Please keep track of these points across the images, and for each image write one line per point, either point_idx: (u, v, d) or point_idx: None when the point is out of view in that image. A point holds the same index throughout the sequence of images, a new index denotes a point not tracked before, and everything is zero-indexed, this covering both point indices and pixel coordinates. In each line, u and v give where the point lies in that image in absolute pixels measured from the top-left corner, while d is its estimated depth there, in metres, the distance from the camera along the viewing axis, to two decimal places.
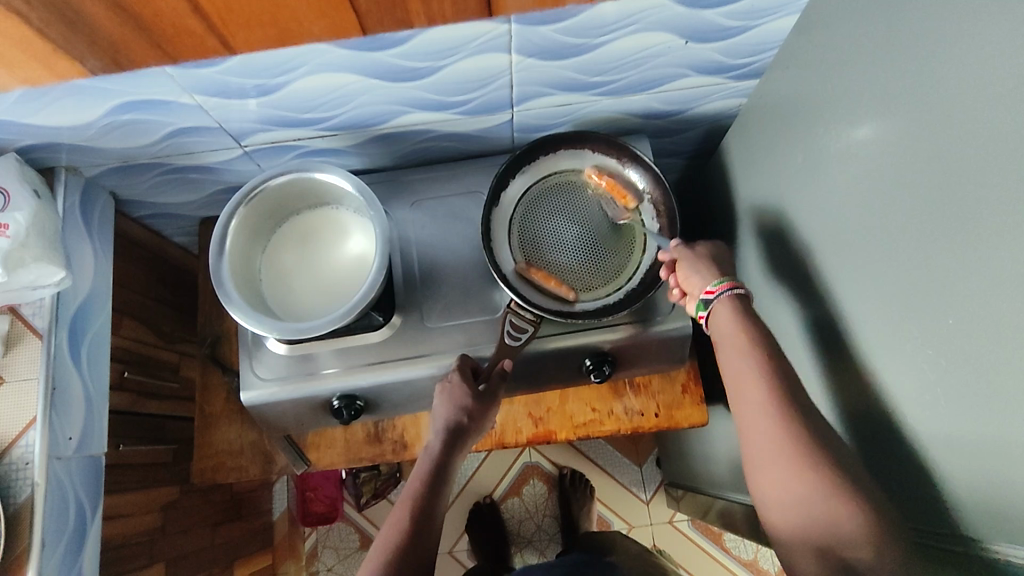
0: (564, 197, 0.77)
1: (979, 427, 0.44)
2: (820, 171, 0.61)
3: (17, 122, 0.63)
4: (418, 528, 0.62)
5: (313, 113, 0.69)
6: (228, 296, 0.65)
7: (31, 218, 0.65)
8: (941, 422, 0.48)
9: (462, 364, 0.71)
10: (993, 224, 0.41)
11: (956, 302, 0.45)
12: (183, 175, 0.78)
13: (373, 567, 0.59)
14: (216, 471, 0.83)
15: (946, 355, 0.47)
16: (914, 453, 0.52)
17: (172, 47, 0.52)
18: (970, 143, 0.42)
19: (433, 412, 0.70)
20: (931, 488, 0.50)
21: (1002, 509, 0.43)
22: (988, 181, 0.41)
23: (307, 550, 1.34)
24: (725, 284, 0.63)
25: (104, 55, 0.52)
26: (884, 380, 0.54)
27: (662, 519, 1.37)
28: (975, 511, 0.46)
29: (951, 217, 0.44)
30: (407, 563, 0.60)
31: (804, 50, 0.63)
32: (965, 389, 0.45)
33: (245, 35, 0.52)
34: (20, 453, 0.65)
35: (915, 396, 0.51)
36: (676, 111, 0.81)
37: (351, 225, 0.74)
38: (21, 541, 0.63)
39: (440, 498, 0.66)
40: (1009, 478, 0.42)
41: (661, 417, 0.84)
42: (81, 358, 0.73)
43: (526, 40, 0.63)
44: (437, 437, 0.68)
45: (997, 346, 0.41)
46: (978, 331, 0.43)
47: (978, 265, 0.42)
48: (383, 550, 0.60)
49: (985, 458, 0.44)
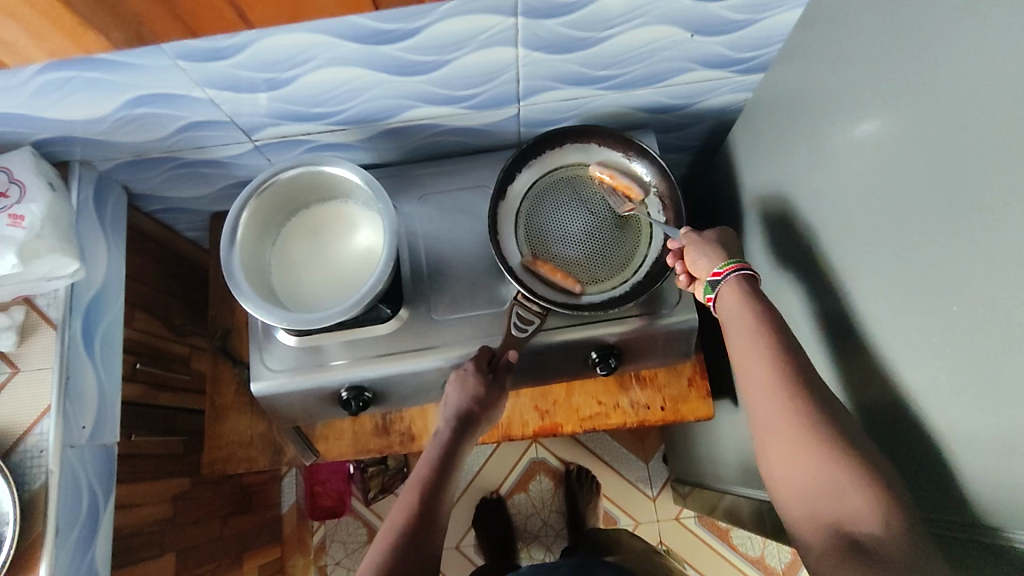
0: (570, 191, 0.77)
1: (990, 414, 0.44)
2: (824, 164, 0.62)
3: (33, 116, 0.65)
4: (427, 509, 0.63)
5: (323, 107, 0.70)
6: (239, 288, 0.66)
7: (46, 210, 0.67)
8: (950, 408, 0.48)
9: (478, 353, 0.73)
10: (1000, 212, 0.41)
11: (961, 290, 0.45)
12: (195, 169, 0.79)
13: (382, 545, 0.60)
14: (226, 462, 0.84)
15: (955, 344, 0.47)
16: (926, 441, 0.52)
17: (193, 19, 0.53)
18: (976, 132, 0.43)
19: (444, 399, 0.72)
20: (944, 475, 0.50)
21: (1013, 494, 0.43)
22: (995, 169, 0.41)
23: (315, 544, 1.35)
24: (732, 264, 0.63)
25: (128, 28, 0.53)
26: (893, 370, 0.54)
27: (669, 516, 1.37)
28: (986, 497, 0.46)
29: (957, 206, 0.45)
30: (416, 538, 0.60)
31: (808, 43, 0.63)
32: (975, 378, 0.45)
33: (265, 9, 0.53)
34: (36, 440, 0.66)
35: (923, 384, 0.51)
36: (682, 106, 0.81)
37: (360, 217, 0.75)
38: (35, 526, 0.64)
39: (449, 482, 0.67)
40: (1018, 461, 0.42)
41: (667, 410, 0.84)
42: (94, 347, 0.74)
43: (533, 34, 0.63)
44: (446, 423, 0.70)
45: (1003, 331, 0.42)
46: (984, 317, 0.44)
47: (986, 253, 0.43)
48: (392, 529, 0.61)
49: (996, 445, 0.44)
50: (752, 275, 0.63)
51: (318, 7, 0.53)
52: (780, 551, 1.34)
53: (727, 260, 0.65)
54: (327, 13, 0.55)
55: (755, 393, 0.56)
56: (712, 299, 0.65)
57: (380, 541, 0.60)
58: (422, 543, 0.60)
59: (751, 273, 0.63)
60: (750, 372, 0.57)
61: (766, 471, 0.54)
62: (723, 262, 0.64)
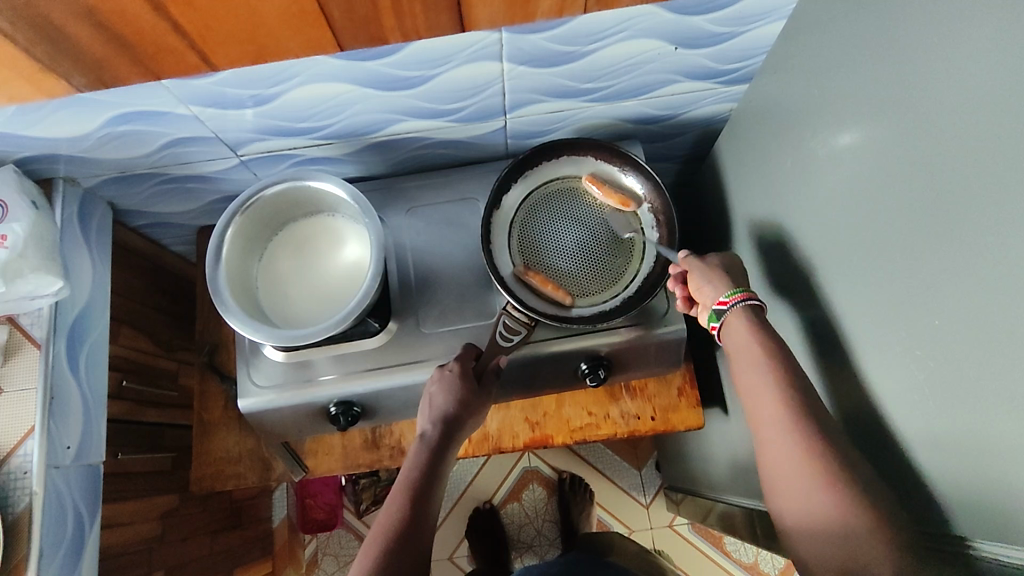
0: (564, 203, 0.77)
1: (968, 429, 0.44)
2: (808, 175, 0.62)
3: (16, 135, 0.64)
4: (412, 521, 0.61)
5: (308, 122, 0.70)
6: (225, 305, 0.66)
7: (29, 228, 0.66)
8: (928, 422, 0.48)
9: (463, 355, 0.71)
10: (979, 228, 0.41)
11: (941, 304, 0.45)
12: (180, 184, 0.79)
13: (366, 563, 0.58)
14: (215, 478, 0.83)
15: (937, 358, 0.47)
16: (905, 452, 0.52)
17: (154, 64, 0.53)
18: (954, 150, 0.43)
19: (427, 400, 0.70)
20: (917, 489, 0.51)
21: (987, 510, 0.44)
22: (974, 189, 0.41)
23: (308, 558, 1.34)
24: (739, 293, 0.63)
25: (95, 64, 0.53)
26: (874, 382, 0.55)
27: (662, 523, 1.37)
28: (965, 512, 0.46)
29: (938, 217, 0.45)
30: (401, 547, 0.59)
31: (792, 54, 0.63)
32: (951, 389, 0.45)
33: (225, 53, 0.53)
34: (20, 462, 0.65)
35: (903, 396, 0.51)
36: (668, 117, 0.81)
37: (347, 232, 0.75)
38: (19, 550, 0.63)
39: (434, 488, 0.65)
40: (995, 476, 0.43)
41: (657, 421, 0.84)
42: (79, 366, 0.73)
43: (517, 49, 0.63)
44: (432, 427, 0.68)
45: (984, 348, 0.42)
46: (965, 333, 0.43)
47: (964, 266, 0.43)
48: (374, 543, 0.60)
49: (972, 461, 0.44)
50: (759, 304, 0.63)
51: (280, 49, 0.54)
52: (773, 557, 1.34)
53: (724, 275, 0.65)
54: (291, 54, 0.55)
55: (759, 409, 0.57)
56: (715, 327, 0.65)
57: (363, 554, 0.59)
58: (408, 558, 0.59)
59: (756, 301, 0.63)
60: (753, 386, 0.58)
61: (777, 503, 0.53)
62: (716, 284, 0.64)
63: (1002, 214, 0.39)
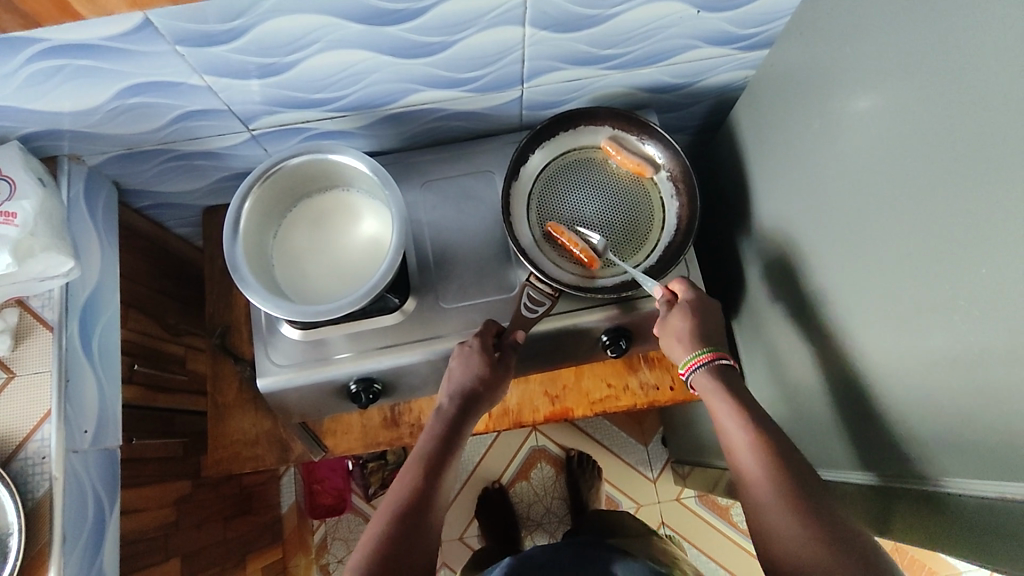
0: (584, 175, 0.77)
1: (984, 380, 0.45)
2: (826, 140, 0.62)
3: (20, 108, 0.62)
4: (426, 492, 0.61)
5: (324, 93, 0.68)
6: (244, 280, 0.64)
7: (38, 206, 0.64)
8: (945, 375, 0.49)
9: (484, 329, 0.71)
10: (990, 182, 0.42)
11: (957, 258, 0.46)
12: (189, 161, 0.77)
13: (378, 530, 0.58)
14: (233, 461, 0.81)
15: (953, 313, 0.47)
16: (919, 409, 0.53)
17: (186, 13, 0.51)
18: (972, 104, 0.44)
19: (447, 374, 0.69)
20: (935, 445, 0.52)
21: (1004, 457, 0.45)
22: (994, 139, 0.42)
23: (317, 543, 1.34)
24: (689, 364, 0.65)
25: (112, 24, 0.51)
26: (889, 342, 0.55)
27: (669, 497, 1.38)
28: (983, 463, 0.47)
29: (951, 174, 0.46)
30: (413, 517, 0.59)
31: (813, 17, 0.63)
32: (961, 344, 0.47)
33: None
34: (37, 447, 0.63)
35: (918, 353, 0.52)
36: (683, 85, 0.81)
37: (364, 206, 0.73)
38: (41, 535, 0.62)
39: (450, 462, 0.65)
40: (1012, 424, 0.43)
41: (675, 390, 0.84)
42: (92, 348, 0.71)
43: (541, 12, 0.62)
44: (450, 400, 0.68)
45: (1000, 299, 0.43)
46: (982, 285, 0.44)
47: (980, 219, 0.43)
48: (386, 512, 0.59)
49: (990, 411, 0.45)
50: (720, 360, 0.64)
51: None
52: None
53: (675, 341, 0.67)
54: None
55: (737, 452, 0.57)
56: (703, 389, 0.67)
57: (375, 522, 0.59)
58: (419, 528, 0.58)
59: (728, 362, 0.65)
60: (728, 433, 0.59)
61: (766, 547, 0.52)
62: None
63: (1015, 167, 0.40)
